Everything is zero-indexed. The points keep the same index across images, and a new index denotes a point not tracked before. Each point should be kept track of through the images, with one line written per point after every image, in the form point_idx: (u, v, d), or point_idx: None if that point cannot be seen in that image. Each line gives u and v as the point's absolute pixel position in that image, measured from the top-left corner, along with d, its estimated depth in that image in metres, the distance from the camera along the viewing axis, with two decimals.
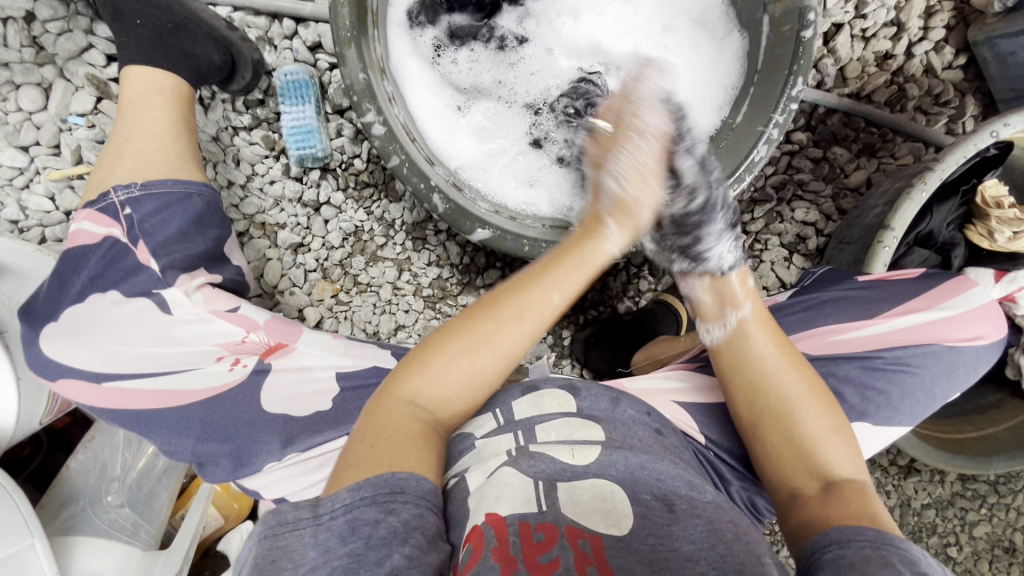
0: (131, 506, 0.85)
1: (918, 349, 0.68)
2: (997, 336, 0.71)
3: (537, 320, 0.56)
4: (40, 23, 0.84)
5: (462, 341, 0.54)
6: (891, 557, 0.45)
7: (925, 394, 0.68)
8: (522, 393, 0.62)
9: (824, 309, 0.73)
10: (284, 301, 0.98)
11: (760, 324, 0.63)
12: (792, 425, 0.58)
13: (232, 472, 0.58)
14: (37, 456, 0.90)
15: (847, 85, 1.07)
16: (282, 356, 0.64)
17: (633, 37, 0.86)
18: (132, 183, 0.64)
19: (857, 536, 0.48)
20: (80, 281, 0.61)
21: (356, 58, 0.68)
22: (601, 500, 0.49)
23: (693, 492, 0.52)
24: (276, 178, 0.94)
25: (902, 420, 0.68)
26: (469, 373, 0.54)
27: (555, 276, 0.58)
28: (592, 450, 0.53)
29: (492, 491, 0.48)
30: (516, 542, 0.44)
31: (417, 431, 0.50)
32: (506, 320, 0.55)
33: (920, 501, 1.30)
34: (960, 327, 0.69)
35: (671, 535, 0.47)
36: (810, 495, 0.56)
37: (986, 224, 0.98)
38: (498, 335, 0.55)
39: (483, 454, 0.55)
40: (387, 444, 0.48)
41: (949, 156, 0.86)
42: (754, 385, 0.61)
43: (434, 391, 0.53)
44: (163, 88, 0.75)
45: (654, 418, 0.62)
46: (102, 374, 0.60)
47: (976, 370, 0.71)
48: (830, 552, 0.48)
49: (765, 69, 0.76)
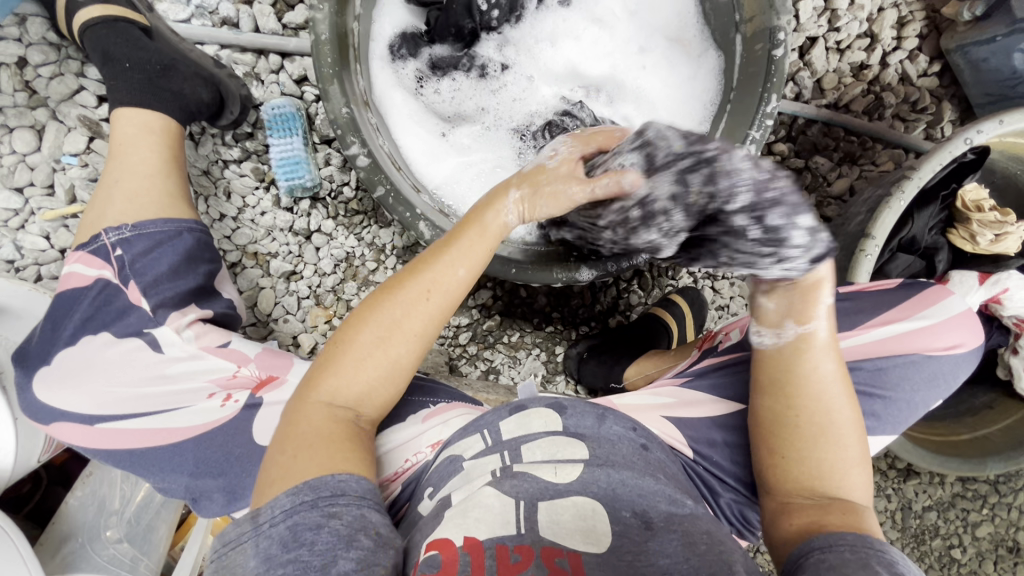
0: (129, 542, 0.85)
1: (898, 359, 0.69)
2: (975, 344, 0.72)
3: (443, 296, 0.58)
4: (32, 68, 0.86)
5: (371, 333, 0.57)
6: (870, 560, 0.48)
7: (904, 402, 0.69)
8: (511, 414, 0.61)
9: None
10: (279, 328, 0.99)
11: (824, 349, 0.60)
12: (819, 440, 0.60)
13: (227, 506, 0.60)
14: (37, 492, 0.92)
15: (824, 96, 1.09)
16: (274, 390, 0.64)
17: (610, 59, 0.88)
18: (122, 225, 0.66)
19: (839, 541, 0.51)
20: (72, 324, 0.63)
21: (338, 93, 0.70)
22: (582, 518, 0.50)
23: (673, 508, 0.54)
24: (267, 209, 0.96)
25: (883, 429, 0.69)
26: (386, 362, 0.57)
27: (451, 258, 0.59)
28: (575, 468, 0.54)
29: (474, 511, 0.50)
30: (493, 565, 0.46)
31: (335, 430, 0.53)
32: (410, 304, 0.57)
33: (921, 504, 1.30)
34: (938, 336, 0.70)
35: (646, 550, 0.49)
36: (806, 504, 0.58)
37: (968, 228, 1.00)
38: (403, 322, 0.57)
39: (470, 475, 0.56)
40: (308, 448, 0.51)
41: (925, 164, 0.88)
42: (791, 393, 0.60)
43: (345, 387, 0.56)
44: (153, 127, 0.77)
45: (640, 433, 0.63)
46: (95, 416, 0.61)
47: (956, 378, 0.72)
48: (811, 557, 0.51)
49: (740, 86, 0.78)
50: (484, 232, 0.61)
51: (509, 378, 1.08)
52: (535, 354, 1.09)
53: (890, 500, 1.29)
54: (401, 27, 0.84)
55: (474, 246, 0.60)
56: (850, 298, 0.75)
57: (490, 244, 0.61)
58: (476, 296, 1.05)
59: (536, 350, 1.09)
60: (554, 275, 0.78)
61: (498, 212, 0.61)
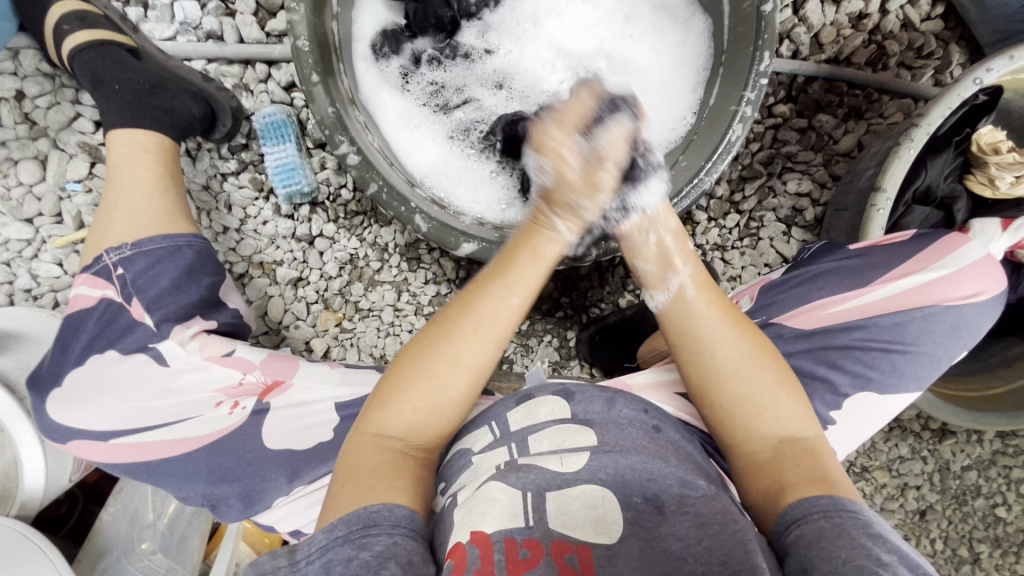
0: (164, 555, 0.87)
1: (916, 315, 0.67)
2: (999, 289, 0.70)
3: (494, 331, 0.58)
4: (29, 100, 0.88)
5: (418, 367, 0.56)
6: (847, 526, 0.49)
7: (927, 358, 0.67)
8: (516, 402, 0.64)
9: (815, 281, 0.72)
10: (290, 335, 1.01)
11: (697, 285, 0.64)
12: (733, 382, 0.61)
13: (245, 510, 0.61)
14: (74, 511, 0.95)
15: (823, 51, 1.05)
16: (281, 394, 0.65)
17: (596, 33, 0.86)
18: (123, 244, 0.67)
19: (812, 508, 0.52)
20: (80, 343, 0.63)
21: (323, 93, 0.70)
22: (592, 507, 0.52)
23: (684, 488, 0.54)
24: (268, 218, 0.97)
25: (908, 387, 0.67)
26: (435, 394, 0.56)
27: (504, 288, 0.59)
28: (580, 457, 0.55)
29: (480, 507, 0.51)
30: (502, 559, 0.47)
31: (385, 461, 0.53)
32: (460, 338, 0.57)
33: (960, 464, 1.26)
34: (956, 286, 0.68)
35: (659, 534, 0.50)
36: (764, 459, 0.59)
37: (986, 172, 0.96)
38: (456, 354, 0.57)
39: (479, 469, 0.57)
40: (360, 476, 0.51)
41: (934, 110, 0.84)
42: (699, 346, 0.62)
43: (397, 420, 0.56)
44: (147, 145, 0.78)
45: (652, 416, 0.64)
46: (108, 432, 0.62)
47: (979, 328, 0.69)
48: (791, 532, 0.51)
49: (731, 49, 0.75)
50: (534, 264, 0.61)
51: (523, 367, 1.08)
52: (547, 341, 1.08)
53: (927, 462, 1.25)
54: (382, 24, 0.82)
55: (526, 272, 0.60)
56: (861, 254, 0.73)
57: (536, 273, 0.61)
58: None
59: (548, 336, 1.08)
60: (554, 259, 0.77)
61: (552, 236, 0.62)
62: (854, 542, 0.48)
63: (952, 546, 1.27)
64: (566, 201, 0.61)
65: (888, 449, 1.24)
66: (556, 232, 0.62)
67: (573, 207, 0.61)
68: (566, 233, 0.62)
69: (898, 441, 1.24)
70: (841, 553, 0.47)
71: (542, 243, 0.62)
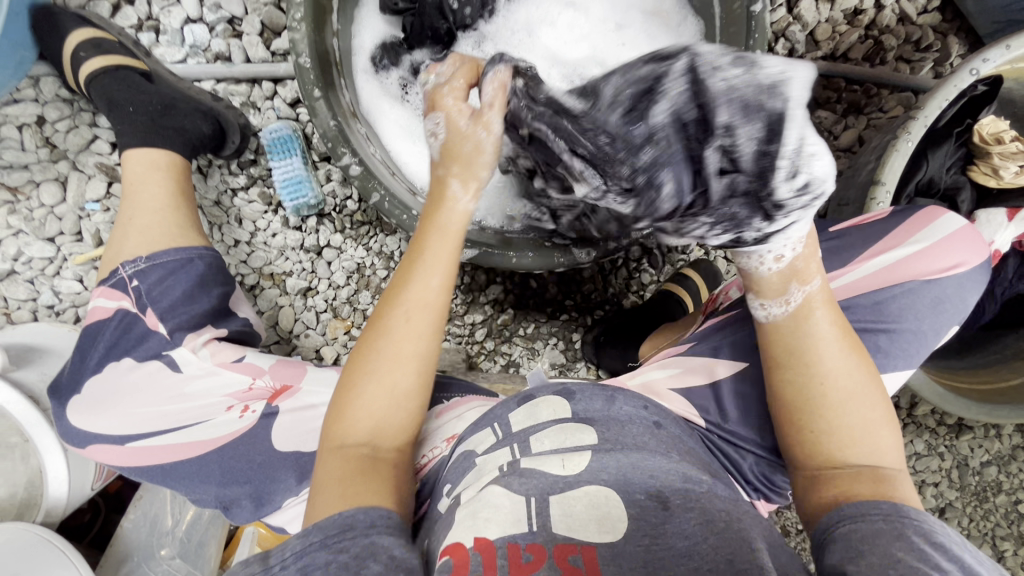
0: (183, 560, 0.90)
1: (898, 289, 0.72)
2: (981, 260, 0.75)
3: (427, 314, 0.60)
4: (50, 124, 0.93)
5: (364, 371, 0.59)
6: (906, 530, 0.52)
7: (914, 334, 0.72)
8: (518, 404, 0.66)
9: (799, 266, 0.79)
10: (301, 343, 1.03)
11: (824, 305, 0.62)
12: (837, 398, 0.61)
13: (256, 511, 0.63)
14: (97, 519, 0.98)
15: (818, 48, 1.05)
16: (289, 399, 0.67)
17: (589, 41, 0.88)
18: (138, 258, 0.70)
19: (872, 511, 0.55)
20: (98, 352, 0.66)
21: (324, 108, 0.73)
22: (596, 507, 0.53)
23: (688, 485, 0.57)
24: (277, 230, 1.00)
25: (898, 363, 0.72)
26: (387, 392, 0.59)
27: (423, 272, 0.60)
28: (582, 457, 0.57)
29: (483, 513, 0.52)
30: (505, 564, 0.48)
31: (353, 465, 0.56)
32: (395, 331, 0.59)
33: (979, 459, 1.24)
34: (935, 259, 0.73)
35: (665, 532, 0.51)
36: (845, 475, 0.60)
37: (989, 162, 0.95)
38: (396, 348, 0.59)
39: (483, 470, 0.59)
40: (329, 488, 0.54)
41: (930, 102, 0.84)
42: (807, 358, 0.62)
43: (359, 424, 0.58)
44: (159, 163, 0.81)
45: (652, 411, 0.67)
46: (125, 437, 0.64)
47: (965, 300, 0.74)
48: (844, 527, 0.54)
49: (723, 51, 0.77)
50: (446, 239, 0.61)
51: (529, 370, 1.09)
52: (553, 344, 1.09)
53: (945, 458, 1.23)
54: (380, 37, 0.85)
55: (440, 251, 0.60)
56: (840, 236, 0.81)
57: (451, 243, 0.61)
58: (487, 293, 1.07)
59: (553, 339, 1.09)
60: (554, 260, 0.81)
61: (452, 204, 0.61)
62: (908, 545, 0.50)
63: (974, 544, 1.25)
64: (453, 149, 0.59)
65: (903, 446, 1.23)
66: (455, 199, 0.60)
67: (461, 163, 0.59)
68: (465, 198, 0.60)
69: (914, 437, 1.23)
70: (901, 550, 0.49)
71: (445, 214, 0.61)
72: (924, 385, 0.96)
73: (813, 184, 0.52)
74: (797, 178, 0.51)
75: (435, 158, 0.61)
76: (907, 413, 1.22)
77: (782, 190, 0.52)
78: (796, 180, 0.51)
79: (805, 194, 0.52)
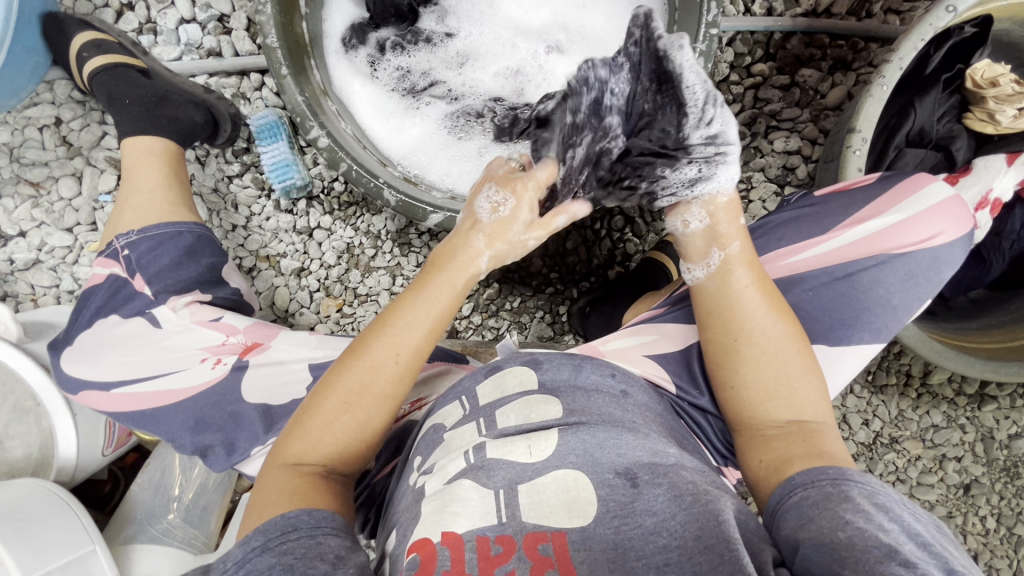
0: (184, 522, 0.96)
1: (868, 262, 0.72)
2: (963, 231, 0.74)
3: (410, 355, 0.59)
4: (66, 124, 1.02)
5: (337, 397, 0.58)
6: (850, 492, 0.51)
7: (883, 307, 0.72)
8: (486, 375, 0.66)
9: (775, 233, 0.80)
10: (296, 321, 1.08)
11: (745, 265, 0.66)
12: (762, 360, 0.63)
13: (228, 460, 0.67)
14: (116, 490, 1.05)
15: (798, 5, 1.03)
16: (258, 354, 0.72)
17: (550, 6, 0.90)
18: (130, 230, 0.76)
19: (819, 476, 0.54)
20: (90, 310, 0.73)
21: (292, 84, 0.75)
22: (565, 492, 0.52)
23: (656, 459, 0.55)
24: (270, 214, 1.06)
25: (863, 338, 0.72)
26: (356, 421, 0.58)
27: (415, 314, 0.59)
28: (548, 442, 0.55)
29: (452, 506, 0.51)
30: (474, 557, 0.48)
31: (305, 483, 0.55)
32: (376, 366, 0.58)
33: (1006, 432, 1.16)
34: (912, 231, 0.73)
35: (634, 511, 0.50)
36: (771, 437, 0.62)
37: (984, 108, 0.91)
38: (370, 380, 0.58)
39: (450, 446, 0.59)
40: (274, 499, 0.53)
41: (905, 44, 0.80)
42: (729, 322, 0.65)
43: (317, 446, 0.57)
44: (154, 149, 0.88)
45: (619, 380, 0.66)
46: (110, 384, 0.71)
47: (940, 272, 0.74)
48: (795, 494, 0.54)
49: (683, 6, 0.76)
50: (446, 296, 0.60)
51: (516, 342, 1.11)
52: (539, 317, 1.11)
53: (966, 431, 1.16)
54: (349, 20, 0.89)
55: (437, 300, 0.60)
56: (821, 202, 0.81)
57: (452, 298, 0.61)
58: None
59: (539, 312, 1.11)
60: None
61: (467, 264, 0.61)
62: (853, 505, 0.49)
63: (1007, 524, 1.16)
64: (501, 227, 0.61)
65: (918, 418, 1.16)
66: (474, 264, 0.62)
67: (503, 241, 0.62)
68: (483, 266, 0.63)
69: (930, 409, 1.16)
70: (846, 511, 0.49)
71: (457, 274, 0.61)
72: (921, 343, 0.91)
73: (722, 138, 0.64)
74: (711, 128, 0.64)
75: (482, 221, 0.62)
76: (920, 383, 1.16)
77: (694, 136, 0.64)
78: (709, 129, 0.64)
79: (713, 145, 0.64)
